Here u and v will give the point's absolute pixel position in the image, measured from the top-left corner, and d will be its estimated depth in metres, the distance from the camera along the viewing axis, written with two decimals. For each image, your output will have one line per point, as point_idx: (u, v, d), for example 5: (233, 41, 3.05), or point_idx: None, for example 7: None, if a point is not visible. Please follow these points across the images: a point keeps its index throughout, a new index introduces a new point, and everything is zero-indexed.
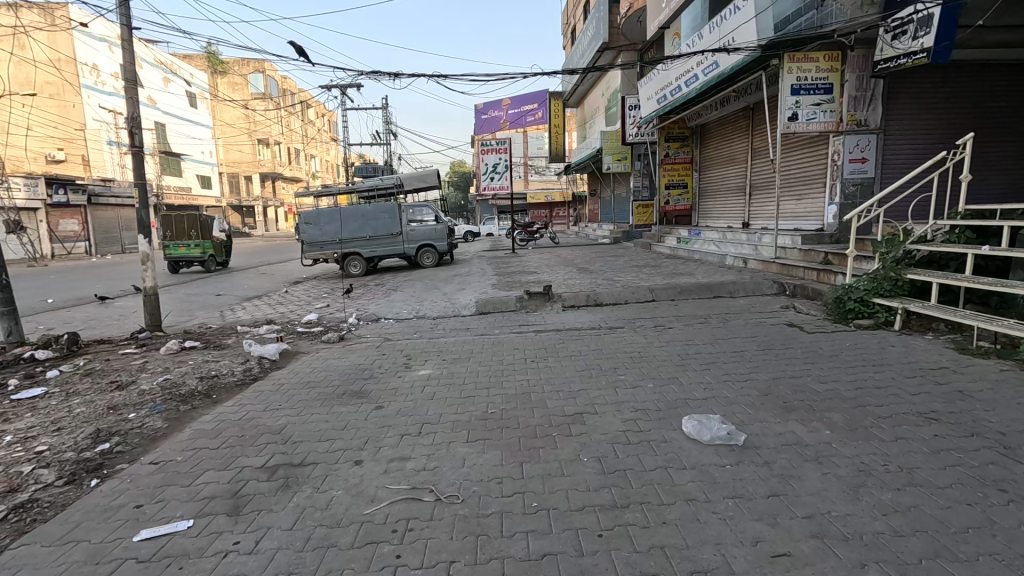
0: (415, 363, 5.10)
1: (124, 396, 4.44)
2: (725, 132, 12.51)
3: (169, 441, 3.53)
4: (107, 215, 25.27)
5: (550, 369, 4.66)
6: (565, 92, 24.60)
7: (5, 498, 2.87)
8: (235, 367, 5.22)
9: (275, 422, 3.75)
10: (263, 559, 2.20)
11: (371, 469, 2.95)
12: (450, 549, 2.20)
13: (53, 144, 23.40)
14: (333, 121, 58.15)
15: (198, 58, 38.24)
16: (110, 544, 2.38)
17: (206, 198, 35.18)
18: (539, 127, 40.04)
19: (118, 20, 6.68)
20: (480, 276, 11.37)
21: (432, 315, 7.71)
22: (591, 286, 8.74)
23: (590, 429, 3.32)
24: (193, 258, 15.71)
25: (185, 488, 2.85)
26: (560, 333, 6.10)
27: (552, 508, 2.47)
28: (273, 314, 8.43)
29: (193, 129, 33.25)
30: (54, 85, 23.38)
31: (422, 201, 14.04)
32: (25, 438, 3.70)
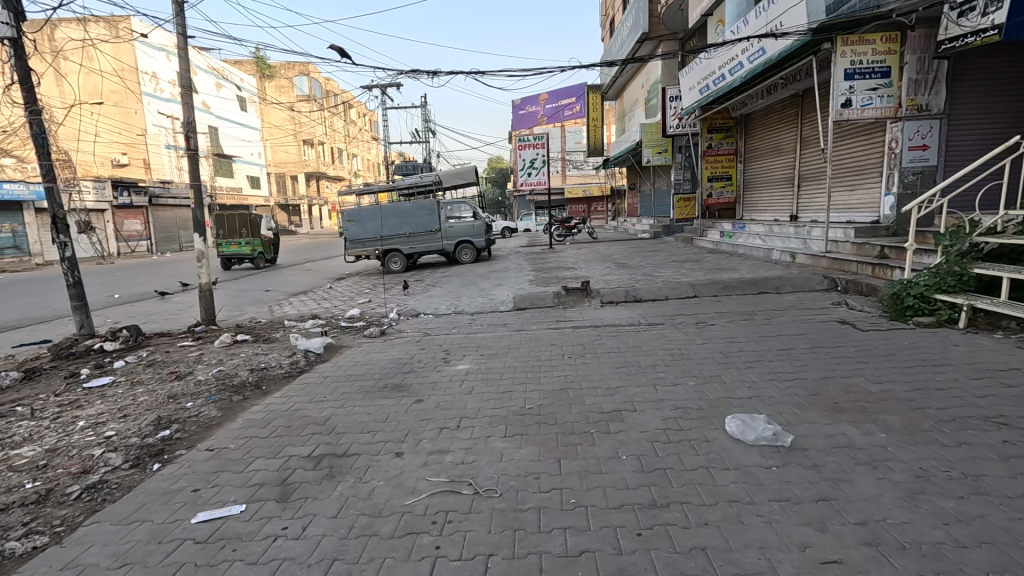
0: (453, 358, 5.17)
1: (183, 386, 4.71)
2: (771, 121, 12.02)
3: (222, 430, 3.71)
4: (166, 215, 26.77)
5: (587, 366, 4.62)
6: (604, 85, 24.26)
7: (79, 478, 3.10)
8: (283, 360, 5.43)
9: (320, 414, 3.89)
10: (310, 545, 2.29)
11: (411, 461, 3.01)
12: (487, 542, 2.23)
13: (118, 149, 24.99)
14: (374, 121, 59.55)
15: (247, 63, 39.88)
16: (171, 525, 2.53)
17: (256, 198, 36.72)
18: (576, 122, 39.78)
19: (175, 30, 7.04)
20: (517, 272, 11.42)
21: (470, 310, 7.80)
22: (629, 282, 8.62)
23: (629, 427, 3.28)
24: (244, 256, 16.43)
25: (237, 475, 3.00)
26: (598, 329, 6.05)
27: (590, 506, 2.45)
28: (318, 309, 8.73)
29: (243, 132, 34.71)
30: (118, 93, 24.95)
31: (460, 198, 14.17)
32: (95, 424, 3.98)
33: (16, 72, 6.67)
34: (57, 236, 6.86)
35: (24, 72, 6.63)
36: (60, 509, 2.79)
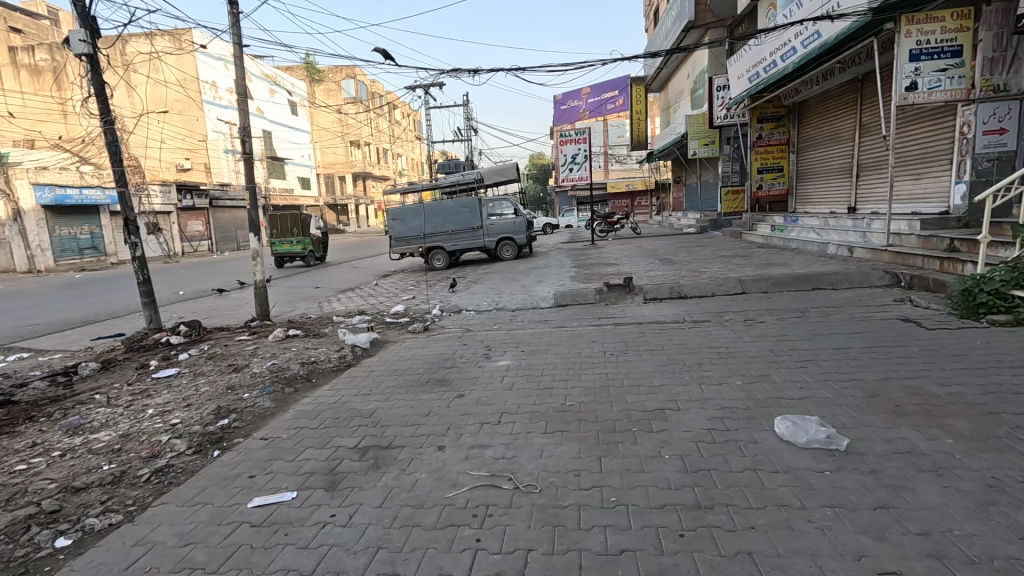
0: (495, 353, 5.22)
1: (240, 378, 4.99)
2: (827, 108, 11.41)
3: (275, 420, 3.90)
4: (226, 216, 28.23)
5: (629, 363, 4.55)
6: (647, 77, 23.75)
7: (149, 462, 3.35)
8: (331, 355, 5.64)
9: (366, 406, 4.01)
10: (356, 533, 2.38)
11: (453, 454, 3.07)
12: (527, 537, 2.24)
13: (182, 155, 26.69)
14: (418, 121, 60.73)
15: (297, 69, 41.51)
16: (229, 509, 2.68)
17: (306, 198, 38.21)
18: (619, 115, 39.21)
19: (232, 39, 7.41)
20: (559, 268, 11.37)
21: (511, 307, 7.83)
22: (674, 278, 8.41)
23: (672, 426, 3.21)
24: (296, 254, 17.14)
25: (289, 463, 3.14)
26: (641, 326, 5.95)
27: (631, 504, 2.42)
28: (365, 306, 9.00)
29: (295, 135, 36.19)
30: (182, 102, 26.57)
31: (502, 195, 14.22)
32: (162, 412, 4.27)
33: (92, 84, 7.20)
34: (129, 237, 7.39)
35: (99, 84, 7.14)
36: (133, 490, 3.02)
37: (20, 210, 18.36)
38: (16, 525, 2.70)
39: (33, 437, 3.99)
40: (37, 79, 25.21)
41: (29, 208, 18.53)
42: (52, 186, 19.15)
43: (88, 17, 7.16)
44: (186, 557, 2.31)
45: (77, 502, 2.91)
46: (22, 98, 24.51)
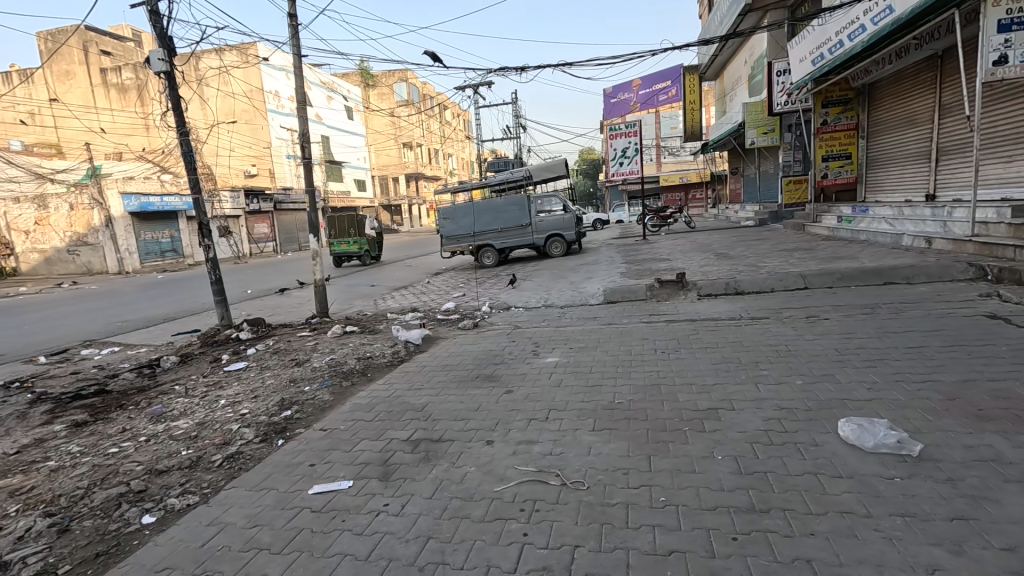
0: (543, 350, 5.23)
1: (301, 371, 5.28)
2: (902, 89, 10.59)
3: (333, 412, 4.09)
4: (289, 219, 29.65)
5: (681, 361, 4.45)
6: (702, 65, 22.93)
7: (221, 448, 3.61)
8: (386, 350, 5.85)
9: (418, 401, 4.14)
10: (408, 522, 2.46)
11: (501, 449, 3.11)
12: (574, 534, 2.24)
13: (249, 162, 28.48)
14: (467, 121, 61.58)
15: (353, 75, 43.08)
16: (292, 494, 2.85)
17: (362, 199, 39.66)
18: (672, 106, 38.17)
19: (292, 51, 7.81)
20: (609, 264, 11.21)
21: (560, 303, 7.81)
22: (730, 273, 8.10)
23: (726, 426, 3.10)
24: (352, 254, 17.83)
25: (346, 453, 3.30)
26: (694, 323, 5.78)
27: (681, 505, 2.37)
28: (417, 303, 9.25)
29: (351, 139, 37.60)
30: (248, 112, 28.30)
31: (551, 191, 14.15)
32: (233, 402, 4.60)
33: (169, 98, 7.79)
34: (203, 240, 7.95)
35: (175, 98, 7.72)
36: (207, 474, 3.27)
37: (111, 217, 20.15)
38: (109, 502, 2.99)
39: (124, 423, 4.40)
40: (124, 97, 27.67)
41: (118, 215, 20.28)
42: (138, 194, 20.87)
43: (166, 37, 7.76)
44: (253, 538, 2.47)
45: (160, 483, 3.19)
46: (112, 115, 27.49)
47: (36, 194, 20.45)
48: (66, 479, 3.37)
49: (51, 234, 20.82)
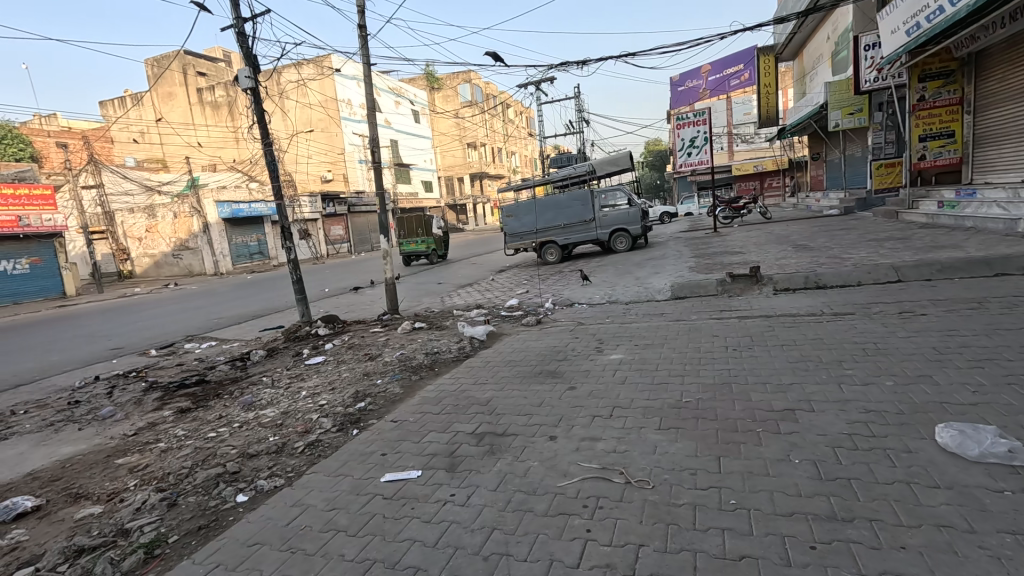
0: (607, 347, 5.16)
1: (374, 365, 5.55)
2: (1017, 55, 9.41)
3: (403, 405, 4.29)
4: (362, 221, 31.01)
5: (756, 359, 4.22)
6: (777, 45, 21.54)
7: (303, 436, 3.88)
8: (452, 346, 6.02)
9: (483, 395, 4.23)
10: (473, 512, 2.53)
11: (564, 444, 3.12)
12: (638, 533, 2.21)
13: (325, 167, 30.31)
14: (529, 118, 61.74)
15: (418, 79, 44.50)
16: (366, 481, 3.02)
17: (429, 200, 40.88)
18: (744, 91, 36.21)
19: (362, 60, 8.21)
20: (677, 259, 10.83)
21: (625, 299, 7.66)
22: (810, 266, 7.57)
23: (805, 429, 2.92)
24: (420, 253, 18.45)
25: (415, 444, 3.44)
26: (770, 320, 5.46)
27: (753, 509, 2.27)
28: (482, 300, 9.43)
29: (418, 142, 38.86)
30: (324, 121, 30.09)
31: (615, 185, 13.85)
32: (313, 393, 4.94)
33: (254, 112, 8.43)
34: (285, 242, 8.54)
35: (259, 112, 8.35)
36: (292, 459, 3.53)
37: (208, 223, 22.11)
38: (209, 480, 3.31)
39: (220, 410, 4.85)
40: (217, 112, 30.16)
41: (214, 222, 22.21)
42: (230, 202, 22.78)
43: (251, 56, 8.42)
44: (331, 520, 2.65)
45: (250, 466, 3.48)
46: (207, 130, 30.21)
47: (146, 205, 22.94)
48: (174, 458, 3.78)
49: (159, 241, 23.25)
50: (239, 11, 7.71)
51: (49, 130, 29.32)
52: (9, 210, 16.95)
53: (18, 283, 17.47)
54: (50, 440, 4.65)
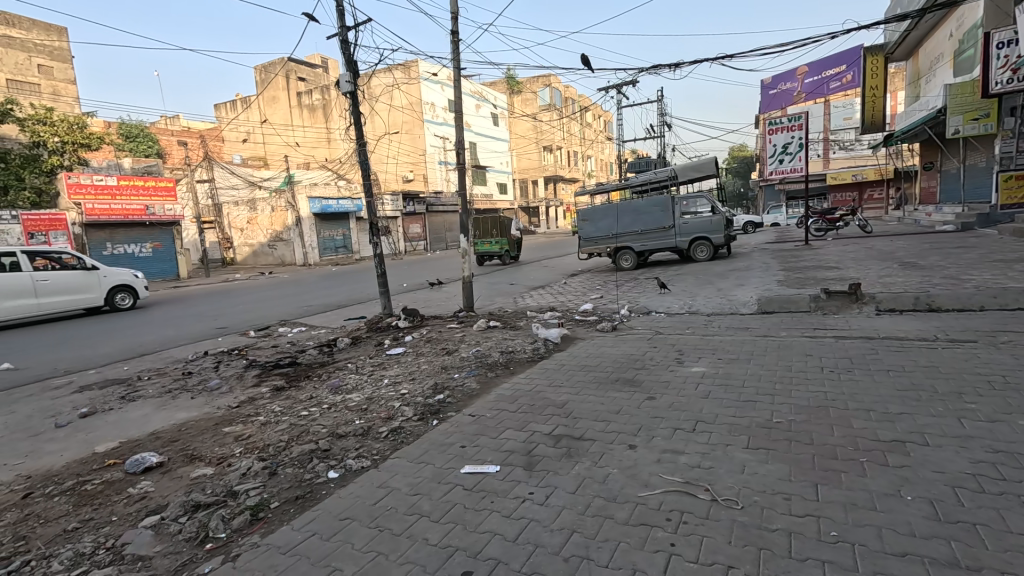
0: (689, 359, 4.98)
1: (450, 360, 5.73)
2: None
3: (480, 400, 4.39)
4: (439, 221, 31.96)
5: (856, 383, 3.91)
6: (890, 44, 19.66)
7: (387, 422, 4.08)
8: (527, 346, 6.08)
9: (558, 397, 4.23)
10: (552, 513, 2.55)
11: (645, 455, 3.05)
12: (728, 553, 2.12)
13: (407, 168, 31.69)
14: (608, 121, 60.98)
15: (500, 83, 45.39)
16: (447, 471, 3.12)
17: (503, 202, 41.43)
18: (846, 94, 33.54)
19: (452, 64, 8.49)
20: (764, 271, 10.22)
21: (706, 311, 7.34)
22: (922, 286, 6.86)
23: (917, 463, 2.66)
24: (494, 253, 18.75)
25: (493, 440, 3.51)
26: (872, 342, 5.02)
27: (858, 543, 2.10)
28: (555, 303, 9.43)
29: (496, 144, 39.63)
30: (409, 123, 31.58)
31: (698, 191, 13.36)
32: (394, 382, 5.18)
33: (351, 115, 8.98)
34: (373, 237, 9.00)
35: (356, 114, 8.84)
36: (377, 442, 3.73)
37: (300, 217, 23.84)
38: (304, 455, 3.58)
39: (312, 391, 5.23)
40: (313, 115, 32.34)
41: (305, 216, 23.91)
42: (321, 198, 24.44)
43: (352, 62, 8.97)
44: (415, 504, 2.77)
45: (340, 445, 3.71)
46: (303, 131, 32.64)
47: (248, 199, 25.11)
48: (272, 432, 4.11)
49: (257, 233, 25.31)
50: (343, 21, 8.25)
51: (174, 130, 32.99)
52: (139, 199, 19.20)
53: (142, 265, 19.59)
54: (169, 404, 5.23)
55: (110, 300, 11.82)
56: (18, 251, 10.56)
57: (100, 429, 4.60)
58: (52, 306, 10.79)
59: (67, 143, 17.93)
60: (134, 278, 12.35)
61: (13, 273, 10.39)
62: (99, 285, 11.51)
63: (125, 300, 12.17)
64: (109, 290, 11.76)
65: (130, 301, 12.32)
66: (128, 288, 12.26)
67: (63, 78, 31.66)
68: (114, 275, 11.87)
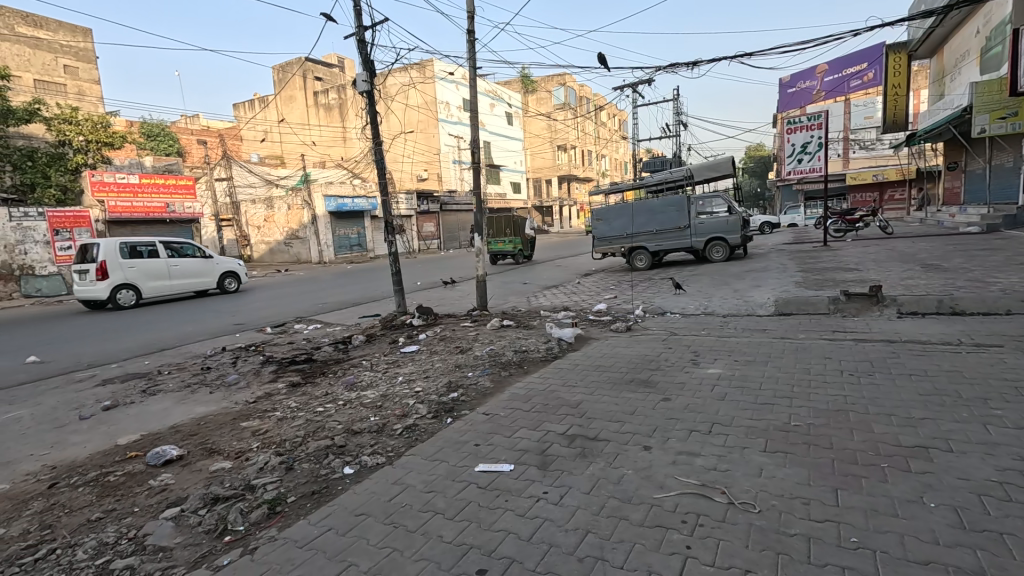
0: (704, 360, 4.93)
1: (464, 359, 5.75)
2: None
3: (493, 399, 4.40)
4: (453, 220, 32.06)
5: (877, 387, 3.84)
6: (913, 41, 19.24)
7: (402, 419, 4.10)
8: (541, 346, 6.07)
9: (573, 397, 4.22)
10: (566, 513, 2.54)
11: (660, 456, 3.03)
12: (744, 557, 2.10)
13: (421, 167, 31.84)
14: (623, 121, 60.63)
15: (515, 82, 45.39)
16: (461, 468, 3.13)
17: (517, 202, 41.42)
18: (867, 93, 32.65)
19: (468, 63, 8.50)
20: (781, 272, 10.08)
21: (722, 312, 7.27)
22: (946, 289, 6.71)
23: (941, 470, 2.61)
24: (507, 253, 18.76)
25: (506, 439, 3.51)
26: (893, 345, 4.93)
27: (880, 550, 2.06)
28: (569, 302, 9.41)
29: (510, 144, 39.65)
30: (424, 122, 31.72)
31: (714, 191, 13.22)
32: (408, 380, 5.22)
33: (368, 114, 9.04)
34: (388, 236, 9.05)
35: (372, 113, 8.88)
36: (391, 440, 3.75)
37: (316, 215, 24.10)
38: (320, 450, 3.62)
39: (327, 387, 5.28)
40: (329, 114, 32.65)
41: (321, 214, 24.17)
42: (336, 197, 24.73)
43: (369, 62, 9.03)
44: (430, 501, 2.78)
45: (355, 442, 3.75)
46: (320, 130, 32.97)
47: (265, 197, 25.41)
48: (288, 427, 4.16)
49: (274, 230, 25.61)
50: (360, 20, 8.30)
51: (193, 130, 33.54)
52: (160, 197, 19.55)
53: None
54: (188, 399, 5.32)
55: (220, 283, 14.05)
56: (155, 242, 12.72)
57: (122, 422, 4.70)
58: (184, 285, 13.06)
59: (91, 141, 18.36)
60: (237, 266, 14.57)
61: (153, 257, 12.65)
62: (215, 269, 13.81)
63: (231, 284, 14.37)
64: (220, 274, 14.05)
65: (234, 285, 14.57)
66: (233, 274, 14.46)
67: (88, 78, 32.39)
68: (223, 262, 14.19)
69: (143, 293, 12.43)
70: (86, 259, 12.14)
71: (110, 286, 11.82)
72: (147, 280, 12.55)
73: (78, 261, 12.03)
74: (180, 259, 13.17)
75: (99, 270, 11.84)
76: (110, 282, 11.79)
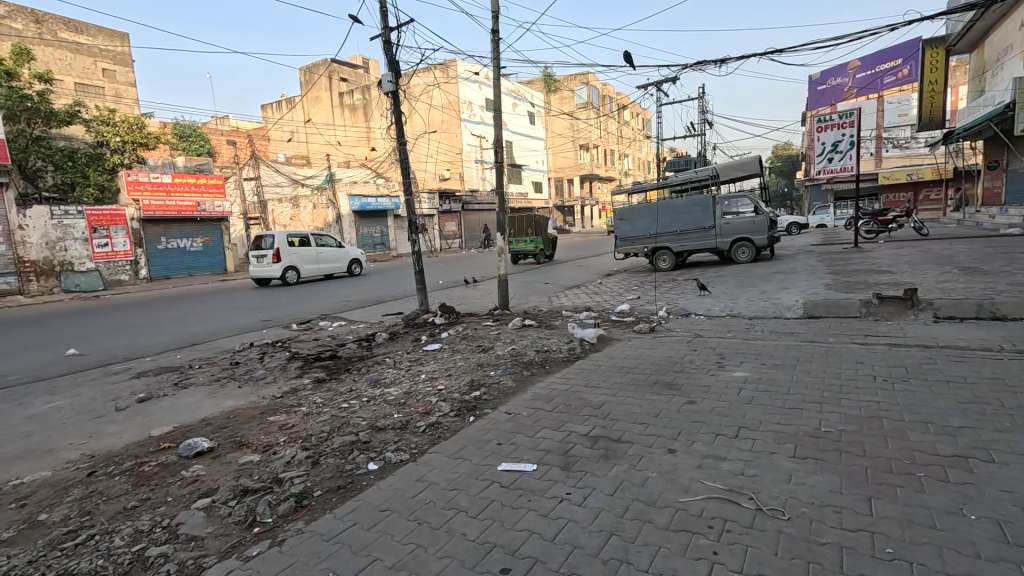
0: (730, 363, 4.84)
1: (486, 358, 5.77)
2: None
3: (516, 398, 4.40)
4: (475, 219, 32.19)
5: (912, 394, 3.71)
6: (952, 36, 18.52)
7: (425, 416, 4.14)
8: (562, 346, 6.04)
9: (595, 398, 4.19)
10: (590, 514, 2.53)
11: (685, 460, 2.99)
12: (773, 565, 2.05)
13: (443, 167, 32.06)
14: (646, 119, 59.98)
15: (538, 81, 45.31)
16: (484, 467, 3.14)
17: (538, 201, 41.35)
18: (902, 90, 31.72)
19: (493, 63, 8.53)
20: (809, 274, 9.83)
21: (748, 314, 7.13)
22: (985, 293, 6.45)
23: (983, 481, 2.50)
24: (529, 252, 18.75)
25: (529, 438, 3.51)
26: (929, 350, 4.76)
27: (917, 563, 1.99)
28: (591, 302, 9.34)
29: (532, 143, 39.62)
30: (447, 122, 31.96)
31: (740, 191, 12.98)
32: (431, 377, 5.27)
33: (392, 114, 9.15)
34: (411, 234, 9.15)
35: (396, 113, 8.98)
36: (415, 437, 3.79)
37: (341, 215, 25.48)
38: (345, 446, 3.67)
39: (351, 383, 5.37)
40: (354, 114, 33.15)
41: (345, 214, 25.67)
42: (359, 197, 26.23)
43: (394, 63, 9.14)
44: (453, 499, 2.80)
45: (379, 438, 3.79)
46: (345, 130, 33.49)
47: (290, 196, 25.22)
48: (314, 422, 4.24)
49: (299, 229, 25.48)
50: (386, 21, 8.41)
51: (223, 130, 34.37)
52: (191, 197, 20.12)
53: (192, 259, 20.51)
54: (218, 392, 5.46)
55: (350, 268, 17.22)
56: (307, 234, 15.91)
57: (156, 414, 4.85)
58: (329, 266, 16.28)
59: (127, 142, 18.82)
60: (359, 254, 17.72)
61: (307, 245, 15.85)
62: (345, 255, 17.03)
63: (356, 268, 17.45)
64: (349, 259, 17.27)
65: (357, 269, 17.79)
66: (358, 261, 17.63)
67: (124, 81, 33.47)
68: (350, 250, 17.41)
69: (303, 272, 15.58)
70: (261, 247, 15.40)
71: (283, 266, 14.96)
72: (305, 263, 15.73)
73: (254, 248, 15.24)
74: (323, 246, 16.37)
75: (274, 254, 15.05)
76: (284, 263, 14.91)
